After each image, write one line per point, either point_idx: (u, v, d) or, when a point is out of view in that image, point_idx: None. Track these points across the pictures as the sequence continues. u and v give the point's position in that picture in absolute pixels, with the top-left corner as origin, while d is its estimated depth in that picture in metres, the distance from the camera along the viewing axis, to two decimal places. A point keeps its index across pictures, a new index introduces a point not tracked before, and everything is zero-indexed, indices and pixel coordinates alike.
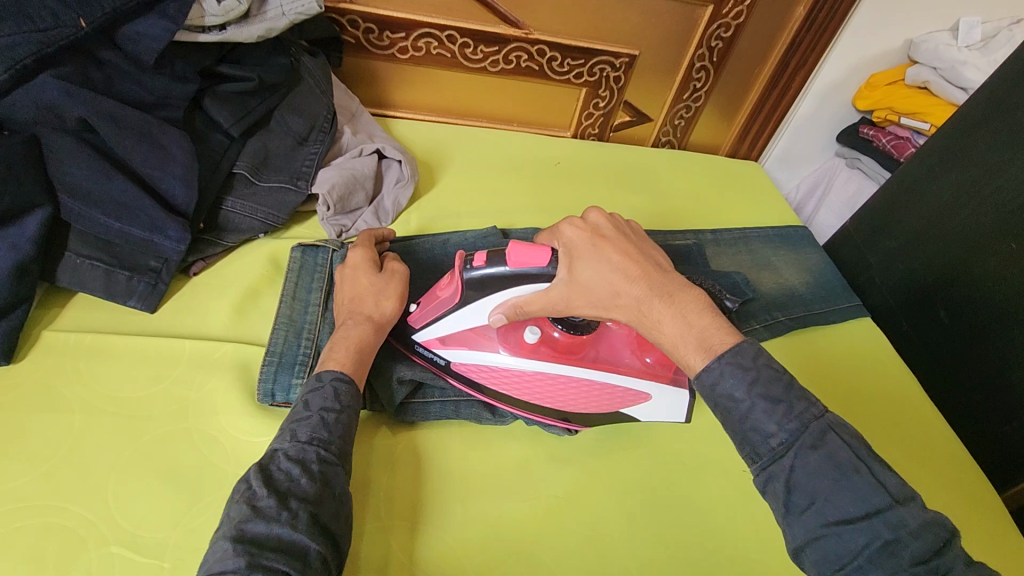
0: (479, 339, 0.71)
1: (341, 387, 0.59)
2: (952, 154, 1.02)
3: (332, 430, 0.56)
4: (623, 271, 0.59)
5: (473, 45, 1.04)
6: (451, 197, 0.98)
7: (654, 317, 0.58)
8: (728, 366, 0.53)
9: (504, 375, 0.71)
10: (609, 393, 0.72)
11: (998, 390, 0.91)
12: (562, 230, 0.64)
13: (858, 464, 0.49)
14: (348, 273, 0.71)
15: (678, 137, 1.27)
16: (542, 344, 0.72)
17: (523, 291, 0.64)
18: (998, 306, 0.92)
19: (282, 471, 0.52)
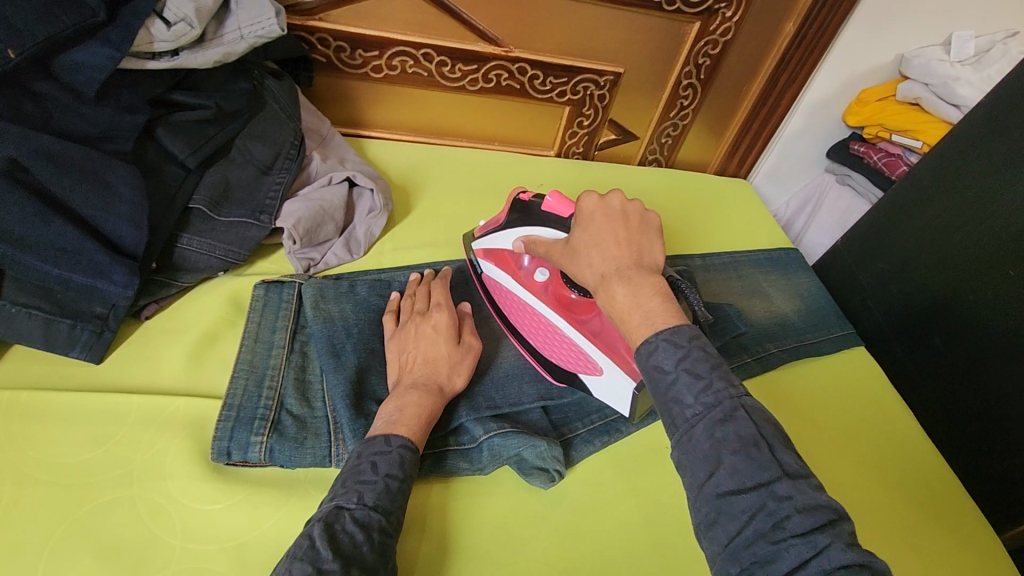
0: (503, 261, 0.79)
1: (409, 455, 0.56)
2: (947, 175, 0.99)
3: (396, 501, 0.54)
4: (608, 248, 0.59)
5: (451, 64, 0.99)
6: (428, 224, 0.93)
7: (611, 293, 0.57)
8: (665, 344, 0.52)
9: (509, 298, 0.79)
10: (575, 353, 0.73)
11: (997, 424, 0.88)
12: (582, 200, 0.64)
13: (761, 440, 0.47)
14: (423, 333, 0.68)
15: (665, 155, 1.24)
16: (550, 286, 0.76)
17: (545, 232, 0.71)
18: (996, 335, 0.89)
19: (346, 534, 0.50)
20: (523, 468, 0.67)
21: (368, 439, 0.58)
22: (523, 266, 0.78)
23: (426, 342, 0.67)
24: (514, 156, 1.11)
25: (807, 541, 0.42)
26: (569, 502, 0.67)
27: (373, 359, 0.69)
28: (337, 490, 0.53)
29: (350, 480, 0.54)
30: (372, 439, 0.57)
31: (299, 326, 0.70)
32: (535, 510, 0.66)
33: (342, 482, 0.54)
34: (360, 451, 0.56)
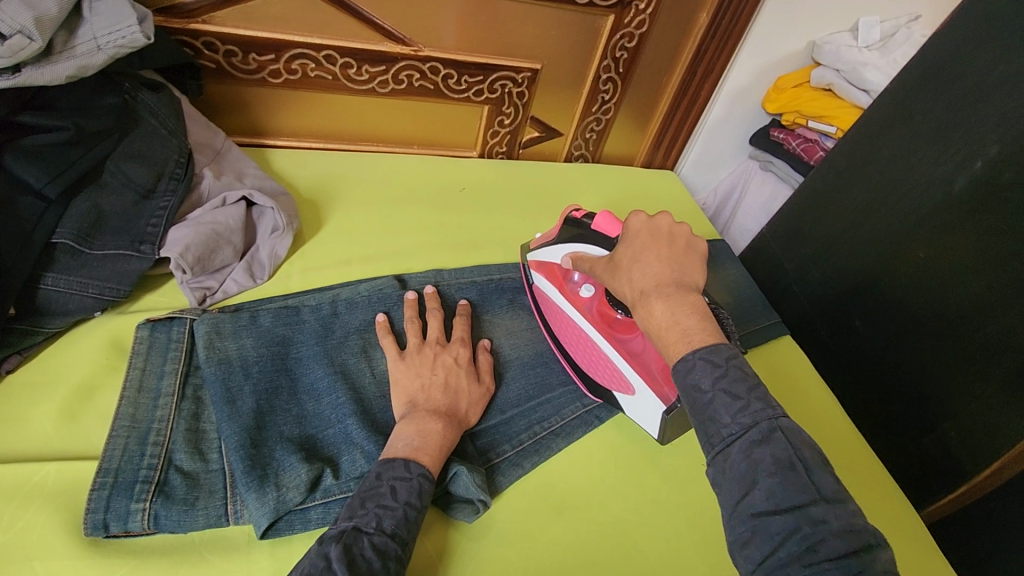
0: (554, 275, 0.80)
1: (427, 486, 0.58)
2: (858, 161, 1.01)
3: (411, 530, 0.54)
4: (651, 267, 0.61)
5: (356, 66, 0.93)
6: (340, 239, 0.87)
7: (649, 310, 0.58)
8: (700, 363, 0.53)
9: (557, 313, 0.80)
10: (613, 373, 0.74)
11: (914, 402, 0.91)
12: (629, 220, 0.67)
13: (798, 463, 0.47)
14: (447, 361, 0.70)
15: (590, 151, 1.22)
16: (595, 301, 0.77)
17: (595, 251, 0.73)
18: (910, 315, 0.91)
19: (365, 558, 0.50)
20: (449, 501, 0.64)
21: (388, 461, 0.58)
22: (572, 280, 0.79)
23: (445, 371, 0.69)
24: (434, 160, 1.06)
25: (841, 564, 0.42)
26: (495, 532, 0.64)
27: (276, 399, 0.64)
28: (355, 510, 0.54)
29: (368, 502, 0.55)
30: (392, 462, 0.58)
31: (193, 368, 0.64)
32: (460, 545, 0.62)
33: (359, 504, 0.55)
34: (380, 471, 0.57)
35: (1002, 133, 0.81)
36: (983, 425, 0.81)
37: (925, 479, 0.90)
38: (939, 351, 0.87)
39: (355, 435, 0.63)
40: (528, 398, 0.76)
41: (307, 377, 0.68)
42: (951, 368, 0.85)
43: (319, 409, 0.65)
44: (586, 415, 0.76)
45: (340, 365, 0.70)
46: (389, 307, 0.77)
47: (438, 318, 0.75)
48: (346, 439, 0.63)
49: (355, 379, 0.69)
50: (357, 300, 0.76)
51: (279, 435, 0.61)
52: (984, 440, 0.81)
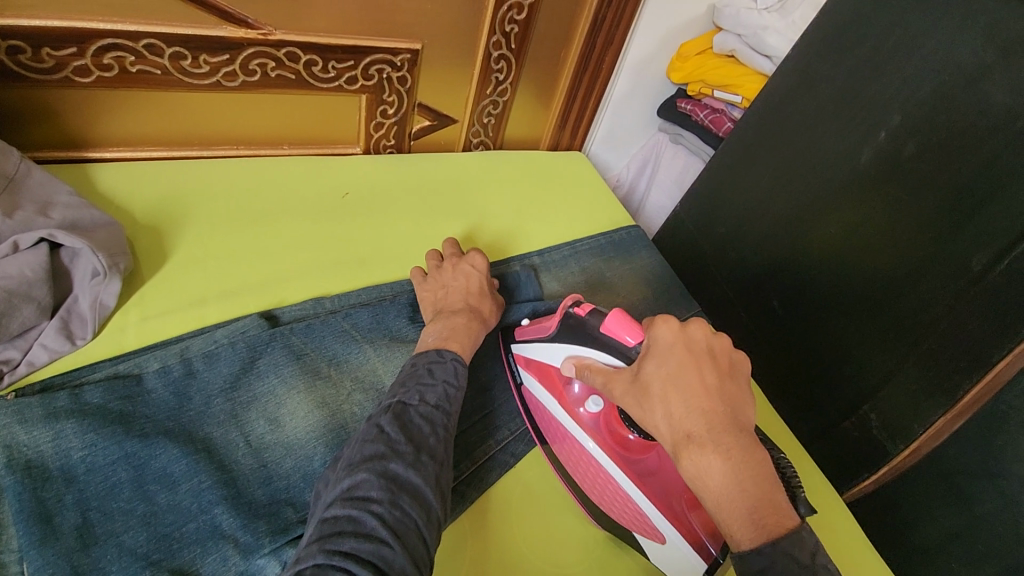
0: (553, 382, 0.69)
1: (461, 369, 0.63)
2: (766, 133, 0.97)
3: (453, 406, 0.59)
4: (701, 403, 0.51)
5: (190, 56, 0.76)
6: (192, 273, 0.72)
7: (705, 470, 0.49)
8: (781, 558, 0.45)
9: (557, 428, 0.68)
10: (633, 513, 0.62)
11: (834, 382, 0.89)
12: (655, 327, 0.56)
13: None
14: (465, 271, 0.75)
15: (491, 136, 1.10)
16: (603, 418, 0.66)
17: (604, 358, 0.62)
18: (825, 292, 0.89)
19: (416, 425, 0.55)
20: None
21: (421, 353, 0.63)
22: (572, 390, 0.68)
23: (463, 277, 0.75)
24: (308, 162, 0.91)
25: None
26: None
27: (109, 502, 0.50)
28: (397, 390, 0.58)
29: (409, 382, 0.59)
30: (425, 352, 0.63)
31: None
32: None
33: (401, 384, 0.59)
34: (413, 362, 0.62)
35: (903, 101, 0.78)
36: (899, 405, 0.80)
37: (846, 462, 0.88)
38: (857, 329, 0.85)
39: (226, 525, 0.52)
40: None
41: (156, 460, 0.53)
42: (868, 347, 0.84)
43: (174, 501, 0.52)
44: (502, 454, 0.68)
45: (203, 439, 0.56)
46: (259, 352, 0.64)
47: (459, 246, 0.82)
48: (213, 534, 0.51)
49: (224, 454, 0.56)
50: (215, 351, 0.63)
51: (117, 552, 0.48)
52: (901, 420, 0.80)
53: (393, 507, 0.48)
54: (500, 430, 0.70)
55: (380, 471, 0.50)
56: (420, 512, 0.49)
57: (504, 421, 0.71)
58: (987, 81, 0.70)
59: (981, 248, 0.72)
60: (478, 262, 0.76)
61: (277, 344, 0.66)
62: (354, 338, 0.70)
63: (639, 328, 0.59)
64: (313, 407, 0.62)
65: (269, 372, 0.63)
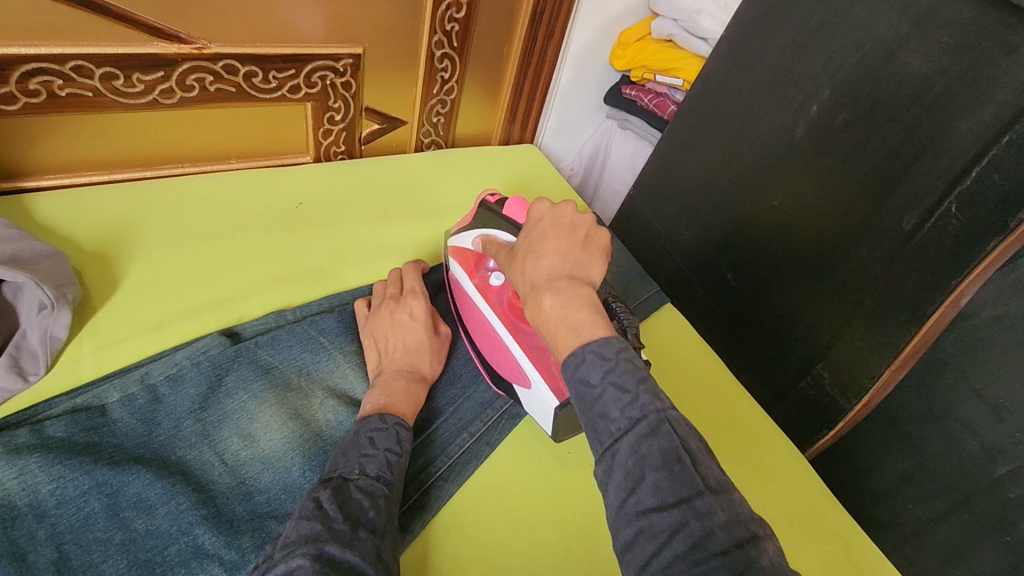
0: (467, 260, 0.76)
1: (405, 432, 0.61)
2: (708, 113, 1.01)
3: (395, 475, 0.57)
4: (551, 259, 0.56)
5: (123, 75, 0.74)
6: (146, 297, 0.70)
7: (539, 302, 0.54)
8: (592, 356, 0.48)
9: (466, 299, 0.76)
10: (510, 364, 0.70)
11: (787, 347, 0.94)
12: (534, 206, 0.62)
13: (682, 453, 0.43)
14: (404, 321, 0.72)
15: (441, 135, 1.11)
16: (505, 293, 0.73)
17: (505, 237, 0.69)
18: (774, 262, 0.93)
19: (356, 500, 0.53)
20: None
21: (363, 418, 0.61)
22: (486, 269, 0.75)
23: (402, 329, 0.71)
24: (258, 174, 0.90)
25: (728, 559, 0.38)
26: None
27: (84, 535, 0.49)
28: (338, 463, 0.56)
29: (349, 452, 0.57)
30: (367, 418, 0.61)
31: None
32: None
33: (342, 454, 0.57)
34: (357, 428, 0.60)
35: (831, 75, 0.82)
36: (846, 362, 0.85)
37: (804, 422, 0.93)
38: (805, 294, 0.89)
39: (209, 544, 0.51)
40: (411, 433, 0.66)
41: (129, 487, 0.52)
42: (816, 309, 0.88)
43: (153, 526, 0.51)
44: (477, 445, 0.69)
45: (176, 462, 0.56)
46: (225, 370, 0.64)
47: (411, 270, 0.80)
48: (196, 554, 0.50)
49: (200, 475, 0.56)
50: (178, 374, 0.62)
51: None
52: (851, 375, 0.84)
53: None
54: (474, 421, 0.71)
55: (315, 553, 0.47)
56: None
57: (477, 412, 0.72)
58: (904, 52, 0.74)
59: (910, 210, 0.75)
60: (419, 311, 0.72)
61: (243, 360, 0.65)
62: (322, 346, 0.70)
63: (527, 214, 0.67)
64: (286, 420, 0.62)
65: (239, 388, 0.63)
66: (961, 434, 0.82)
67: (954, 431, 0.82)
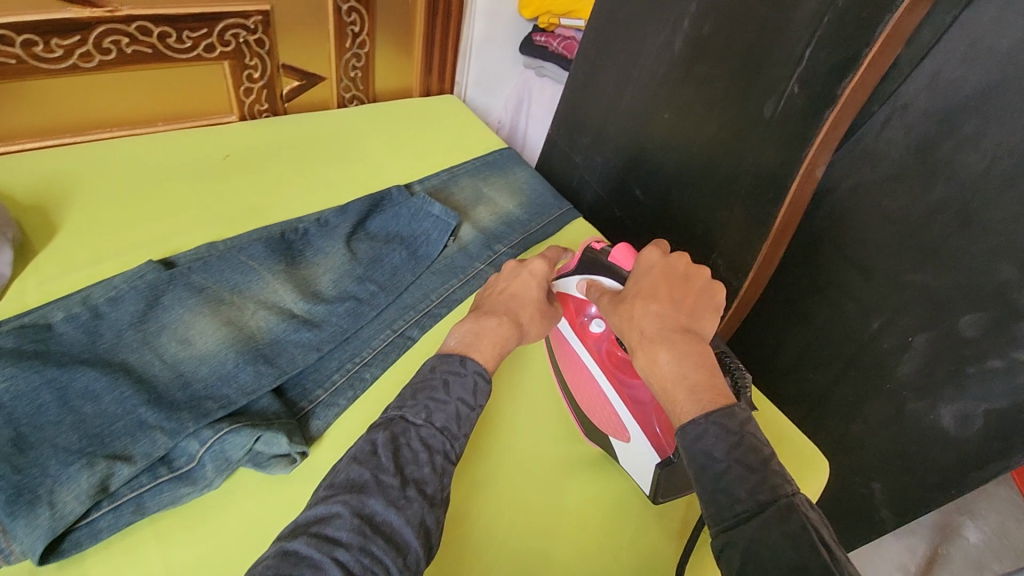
0: (568, 306, 0.76)
1: (482, 382, 0.61)
2: (604, 43, 1.09)
3: (462, 429, 0.58)
4: (658, 309, 0.58)
5: (42, 41, 0.80)
6: (85, 240, 0.76)
7: (654, 358, 0.56)
8: (713, 427, 0.50)
9: (565, 347, 0.76)
10: (611, 417, 0.70)
11: (689, 244, 1.03)
12: (644, 251, 0.64)
13: (818, 547, 0.44)
14: (524, 273, 0.73)
15: (361, 89, 1.17)
16: (605, 340, 0.73)
17: (610, 283, 0.69)
18: (671, 170, 1.03)
19: (410, 451, 0.55)
20: (260, 461, 0.59)
21: (445, 356, 0.62)
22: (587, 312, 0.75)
23: (517, 281, 0.73)
24: (185, 133, 0.96)
25: None
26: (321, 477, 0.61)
27: (39, 418, 0.56)
28: (406, 401, 0.58)
29: (419, 395, 0.58)
30: (449, 358, 0.61)
31: None
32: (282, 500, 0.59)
33: (412, 395, 0.58)
34: (435, 366, 0.61)
35: None
36: (737, 245, 0.93)
37: None
38: (700, 188, 0.98)
39: (152, 419, 0.58)
40: (340, 333, 0.73)
41: (77, 381, 0.59)
42: (709, 204, 0.97)
43: (100, 409, 0.58)
44: (400, 338, 0.76)
45: (120, 362, 0.63)
46: (161, 290, 0.71)
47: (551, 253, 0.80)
48: (140, 427, 0.57)
49: (142, 371, 0.63)
50: (118, 294, 0.68)
51: (52, 451, 0.54)
52: (739, 256, 0.93)
53: (361, 553, 0.46)
54: (395, 320, 0.78)
55: (357, 509, 0.49)
56: (391, 559, 0.48)
57: (400, 312, 0.79)
58: None
59: (769, 98, 0.84)
60: (539, 267, 0.73)
61: (178, 281, 0.72)
62: (252, 268, 0.77)
63: None
64: (219, 327, 0.70)
65: (176, 303, 0.70)
66: (841, 299, 0.93)
67: (835, 298, 0.93)
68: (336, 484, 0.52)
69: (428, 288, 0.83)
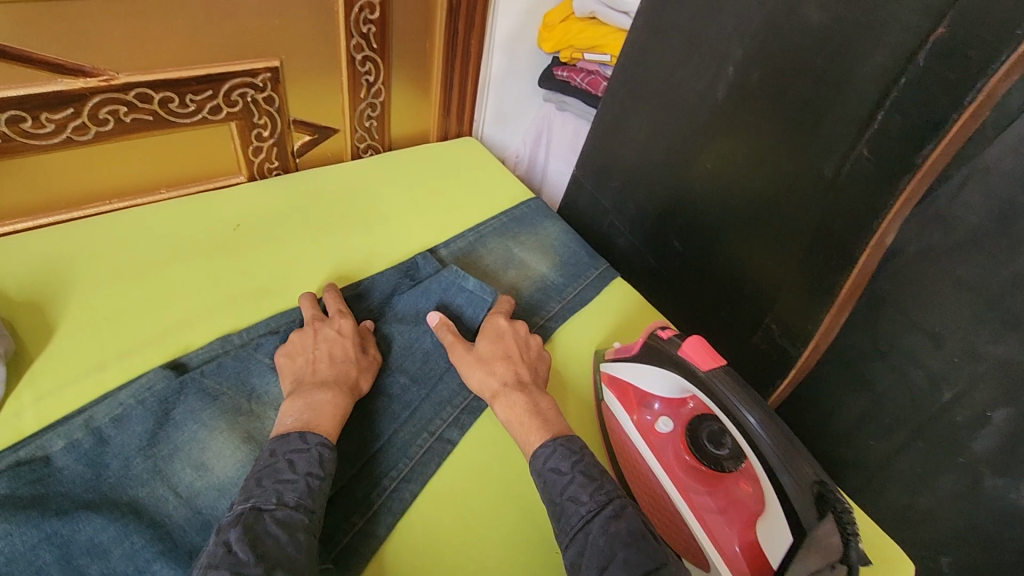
0: (628, 397, 0.71)
1: (327, 452, 0.59)
2: (635, 85, 1.02)
3: (317, 501, 0.56)
4: (493, 370, 0.70)
5: (31, 117, 0.72)
6: (85, 339, 0.69)
7: (506, 407, 0.67)
8: (560, 449, 0.61)
9: (628, 445, 0.69)
10: (683, 534, 0.62)
11: (736, 305, 0.95)
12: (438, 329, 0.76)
13: (649, 531, 0.54)
14: (317, 334, 0.71)
15: (377, 139, 1.11)
16: (672, 441, 0.67)
17: (678, 378, 0.65)
18: (713, 225, 0.95)
19: (270, 537, 0.51)
20: None
21: (282, 437, 0.59)
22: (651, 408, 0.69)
23: (327, 344, 0.70)
24: (190, 200, 0.89)
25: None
26: None
27: None
28: (252, 491, 0.54)
29: (265, 480, 0.55)
30: (286, 437, 0.59)
31: None
32: None
33: (255, 483, 0.55)
34: (274, 448, 0.58)
35: (742, 35, 0.82)
36: (793, 312, 0.86)
37: (761, 376, 0.94)
38: (749, 244, 0.90)
39: None
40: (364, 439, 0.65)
41: (81, 533, 0.52)
42: (759, 265, 0.89)
43: (108, 568, 0.51)
44: (439, 443, 0.69)
45: (128, 501, 0.56)
46: (172, 403, 0.63)
47: (334, 298, 0.77)
48: None
49: (154, 511, 0.56)
50: (123, 413, 0.61)
51: None
52: (796, 324, 0.86)
53: None
54: (433, 419, 0.71)
55: None
56: None
57: (438, 409, 0.72)
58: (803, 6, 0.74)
59: (829, 157, 0.77)
60: (347, 327, 0.72)
61: (192, 390, 0.65)
62: (271, 367, 0.70)
63: (715, 356, 0.61)
64: (238, 445, 0.62)
65: (190, 418, 0.63)
66: (905, 365, 0.84)
67: (898, 363, 0.85)
68: None
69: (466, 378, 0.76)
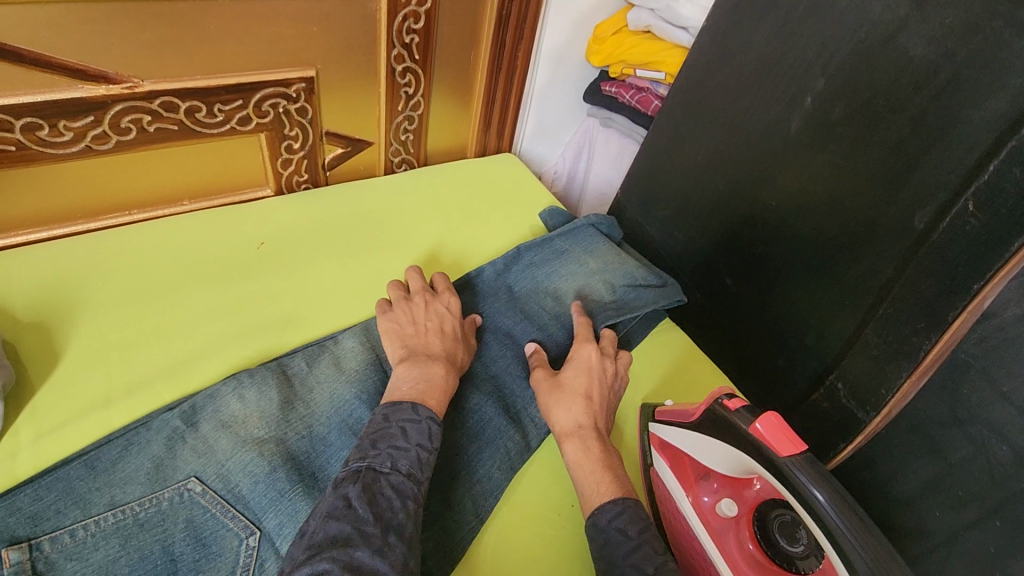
0: (684, 469, 0.66)
1: (436, 428, 0.60)
2: (693, 110, 0.94)
3: (425, 473, 0.57)
4: (579, 410, 0.67)
5: (47, 124, 0.67)
6: (93, 370, 0.64)
7: (584, 454, 0.63)
8: (630, 509, 0.58)
9: (680, 520, 0.64)
10: None
11: (795, 355, 0.87)
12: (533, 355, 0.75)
13: None
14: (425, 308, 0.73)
15: (412, 153, 1.05)
16: (733, 526, 0.61)
17: (748, 458, 0.57)
18: (775, 266, 0.87)
19: (386, 500, 0.53)
20: None
21: (395, 404, 0.61)
22: (708, 488, 0.64)
23: (438, 317, 0.73)
24: (212, 214, 0.83)
25: None
26: None
27: None
28: (368, 451, 0.56)
29: (380, 443, 0.57)
30: (400, 406, 0.60)
31: None
32: None
33: (372, 445, 0.57)
34: (388, 415, 0.59)
35: (824, 64, 0.75)
36: (862, 373, 0.77)
37: (816, 437, 0.84)
38: (818, 290, 0.82)
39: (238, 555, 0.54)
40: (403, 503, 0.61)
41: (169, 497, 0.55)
42: (825, 314, 0.81)
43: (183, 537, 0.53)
44: (467, 508, 0.63)
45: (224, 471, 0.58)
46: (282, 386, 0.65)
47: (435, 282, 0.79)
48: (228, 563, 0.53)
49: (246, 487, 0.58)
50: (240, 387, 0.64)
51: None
52: (869, 386, 0.76)
53: None
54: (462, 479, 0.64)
55: (339, 561, 0.47)
56: None
57: (467, 467, 0.65)
58: (904, 35, 0.66)
59: (921, 207, 0.68)
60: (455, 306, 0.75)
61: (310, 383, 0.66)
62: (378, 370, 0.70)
63: (793, 442, 0.54)
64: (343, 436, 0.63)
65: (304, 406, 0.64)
66: (988, 439, 0.66)
67: (981, 436, 0.66)
68: (314, 544, 0.49)
69: (497, 434, 0.69)
